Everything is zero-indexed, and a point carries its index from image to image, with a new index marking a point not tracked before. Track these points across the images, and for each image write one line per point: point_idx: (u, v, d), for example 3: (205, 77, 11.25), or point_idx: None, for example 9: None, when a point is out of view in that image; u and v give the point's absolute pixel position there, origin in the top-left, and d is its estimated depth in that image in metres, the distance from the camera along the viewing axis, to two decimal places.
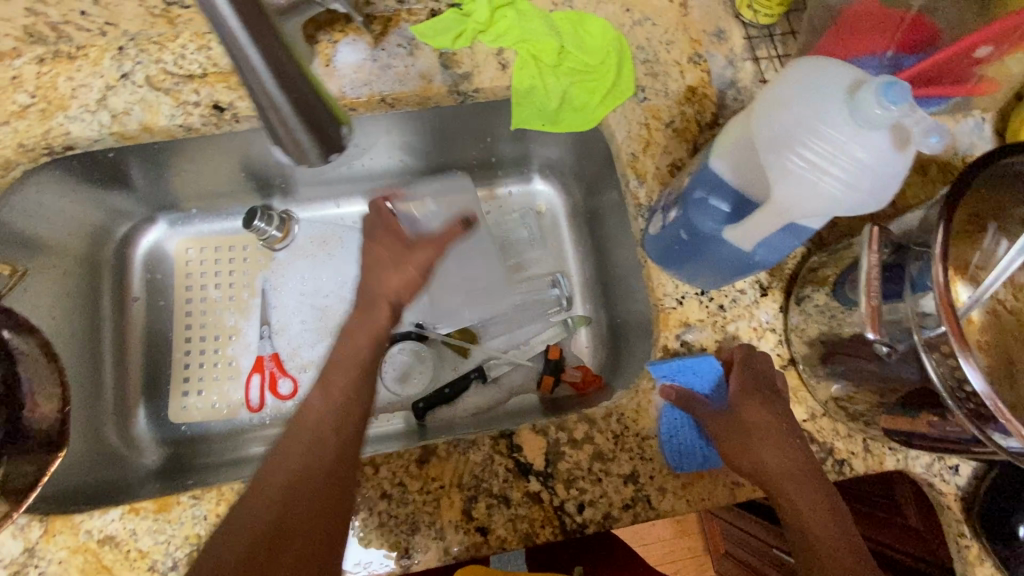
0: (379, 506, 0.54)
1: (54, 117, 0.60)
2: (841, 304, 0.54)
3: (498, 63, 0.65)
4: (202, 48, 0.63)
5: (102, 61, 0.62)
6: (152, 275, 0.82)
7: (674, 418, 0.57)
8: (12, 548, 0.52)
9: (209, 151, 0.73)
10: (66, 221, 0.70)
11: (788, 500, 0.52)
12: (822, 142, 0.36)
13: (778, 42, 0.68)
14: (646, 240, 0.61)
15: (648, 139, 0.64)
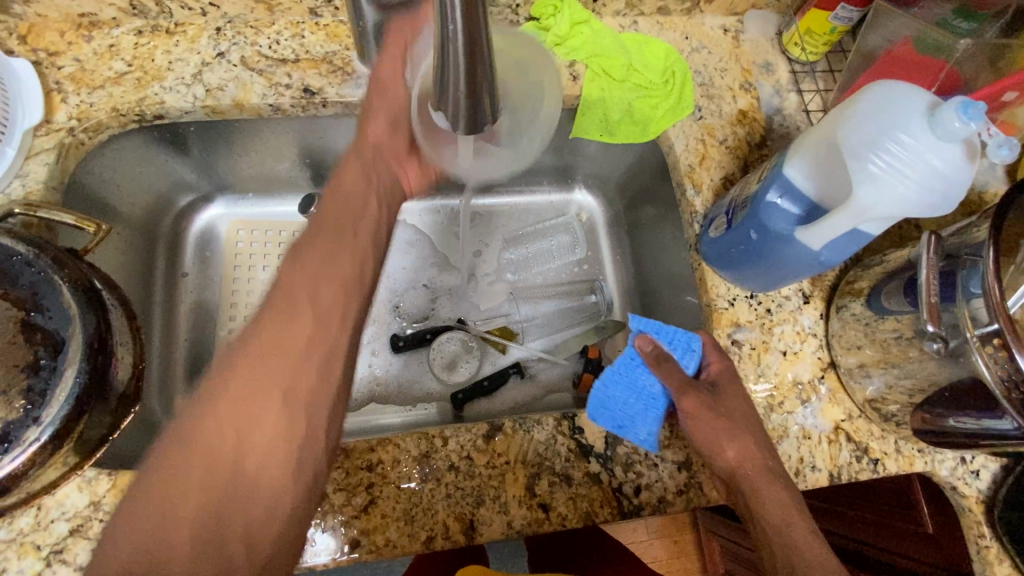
0: (446, 478, 0.56)
1: (150, 86, 0.63)
2: (874, 313, 0.60)
3: (570, 74, 0.71)
4: (296, 35, 0.67)
5: (199, 39, 0.65)
6: (203, 252, 0.83)
7: (631, 360, 0.61)
8: (77, 501, 0.51)
9: (280, 137, 0.75)
10: (133, 188, 0.71)
11: (765, 507, 0.53)
12: (905, 152, 0.42)
13: (820, 77, 0.75)
14: (701, 243, 0.65)
15: (704, 153, 0.69)
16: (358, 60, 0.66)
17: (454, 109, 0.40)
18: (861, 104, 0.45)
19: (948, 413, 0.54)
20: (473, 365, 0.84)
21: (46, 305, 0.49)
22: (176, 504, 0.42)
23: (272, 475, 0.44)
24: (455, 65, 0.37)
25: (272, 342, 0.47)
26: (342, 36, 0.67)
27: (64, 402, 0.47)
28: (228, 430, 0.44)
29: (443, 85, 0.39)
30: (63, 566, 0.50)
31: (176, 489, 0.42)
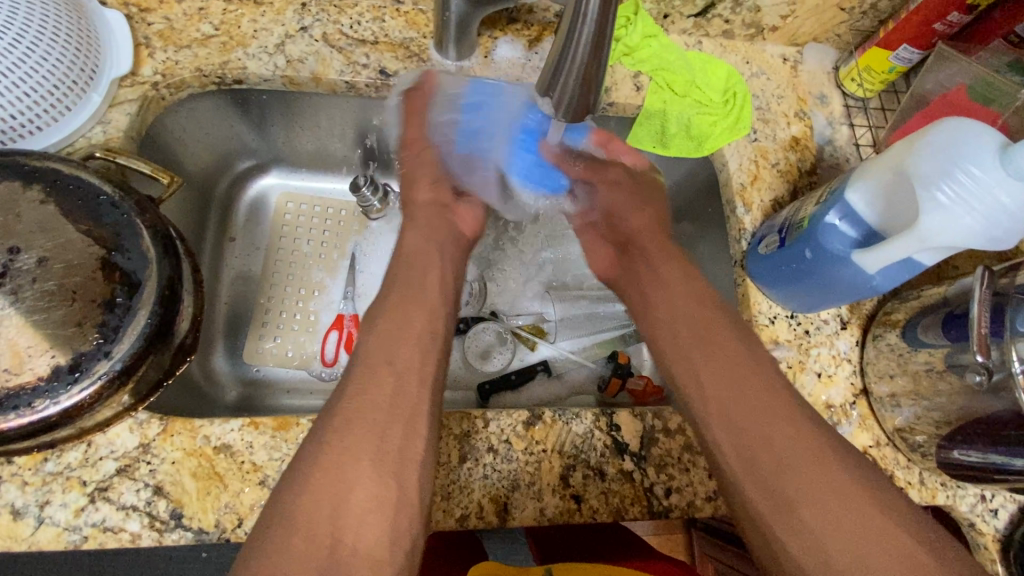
0: (485, 459, 0.57)
1: (234, 52, 0.65)
2: (909, 345, 0.62)
3: (633, 84, 0.73)
4: (376, 18, 0.69)
5: (285, 12, 0.67)
6: (252, 219, 0.85)
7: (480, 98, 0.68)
8: (127, 442, 0.52)
9: (343, 115, 0.76)
10: (203, 145, 0.74)
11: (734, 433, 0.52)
12: (973, 186, 0.44)
13: (872, 114, 0.77)
14: (749, 259, 0.67)
15: (756, 174, 0.72)
16: (434, 49, 0.69)
17: (564, 99, 0.48)
18: (934, 136, 0.47)
19: (953, 446, 0.58)
20: (503, 357, 0.86)
21: (125, 246, 0.50)
22: (295, 541, 0.43)
23: (387, 504, 0.47)
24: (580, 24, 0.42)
25: (363, 380, 0.52)
26: (421, 24, 0.69)
27: (135, 338, 0.48)
28: (337, 465, 0.47)
29: (558, 71, 0.46)
30: (106, 504, 0.50)
31: (306, 532, 0.44)
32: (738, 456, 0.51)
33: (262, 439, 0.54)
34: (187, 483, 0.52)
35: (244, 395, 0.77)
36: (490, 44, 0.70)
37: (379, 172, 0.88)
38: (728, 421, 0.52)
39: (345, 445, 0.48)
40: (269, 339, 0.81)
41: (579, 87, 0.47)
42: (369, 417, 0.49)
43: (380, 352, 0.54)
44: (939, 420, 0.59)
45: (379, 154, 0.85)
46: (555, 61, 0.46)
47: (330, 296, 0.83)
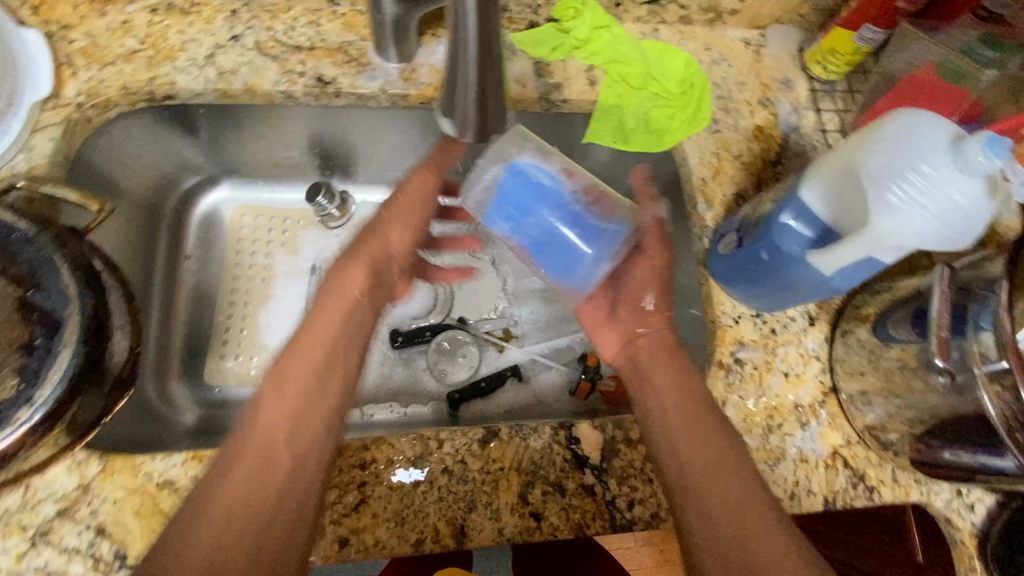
0: (439, 480, 0.55)
1: (161, 66, 0.62)
2: (880, 340, 0.60)
3: (587, 78, 0.70)
4: (312, 23, 0.66)
5: (214, 21, 0.64)
6: (206, 235, 0.82)
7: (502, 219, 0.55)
8: (66, 483, 0.51)
9: (289, 123, 0.73)
10: (143, 163, 0.71)
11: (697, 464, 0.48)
12: (926, 183, 0.41)
13: (840, 97, 0.74)
14: (710, 259, 0.65)
15: (719, 167, 0.69)
16: (375, 52, 0.65)
17: (464, 124, 0.54)
18: (885, 131, 0.44)
19: (944, 446, 0.54)
20: (472, 363, 0.84)
21: (45, 285, 0.48)
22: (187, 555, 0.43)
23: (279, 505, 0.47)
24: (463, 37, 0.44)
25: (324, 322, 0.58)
26: (360, 26, 0.66)
27: (57, 382, 0.46)
28: (214, 532, 0.44)
29: (454, 96, 0.51)
30: (47, 548, 0.50)
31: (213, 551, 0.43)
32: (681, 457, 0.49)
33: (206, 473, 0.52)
34: (129, 522, 0.51)
35: (206, 417, 0.76)
36: (433, 43, 0.67)
37: (335, 179, 0.86)
38: (681, 422, 0.51)
39: (250, 459, 0.48)
40: (231, 358, 0.79)
41: (477, 108, 0.52)
42: (283, 442, 0.50)
43: (268, 401, 0.52)
44: (908, 419, 0.57)
45: (332, 161, 0.82)
46: (450, 88, 0.51)
47: (290, 310, 0.81)
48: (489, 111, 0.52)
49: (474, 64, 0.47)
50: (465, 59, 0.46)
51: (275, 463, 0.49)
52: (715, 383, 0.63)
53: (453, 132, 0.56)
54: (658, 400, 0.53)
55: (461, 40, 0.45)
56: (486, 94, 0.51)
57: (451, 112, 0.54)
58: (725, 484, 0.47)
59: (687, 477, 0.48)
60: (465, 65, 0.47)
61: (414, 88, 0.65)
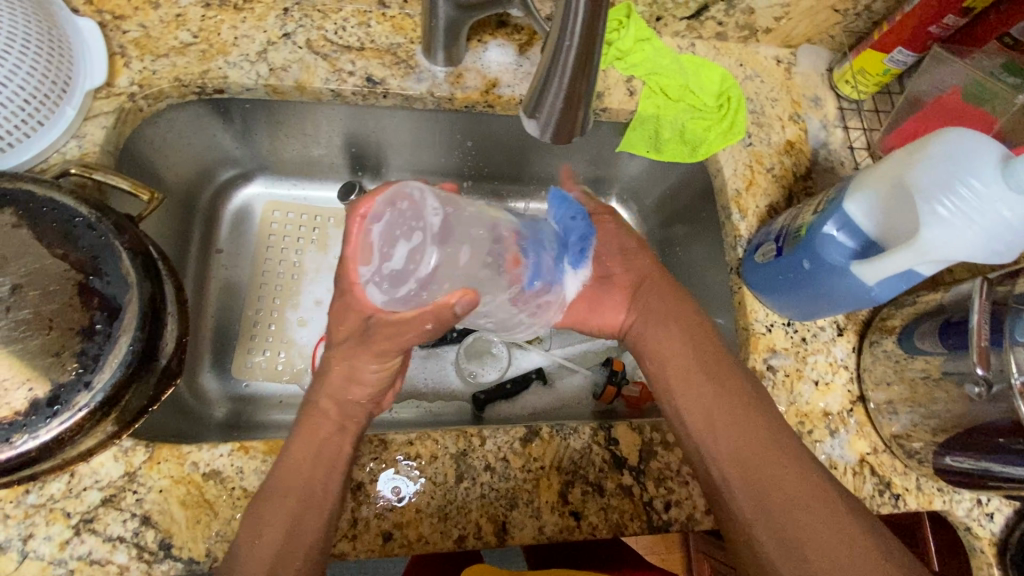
0: (482, 478, 0.56)
1: (214, 60, 0.63)
2: (905, 352, 0.61)
3: (626, 89, 0.72)
4: (362, 24, 0.67)
5: (267, 18, 0.65)
6: (238, 229, 0.83)
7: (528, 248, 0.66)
8: (112, 471, 0.50)
9: (330, 120, 0.74)
10: (184, 154, 0.71)
11: (732, 447, 0.54)
12: (977, 199, 0.43)
13: (866, 116, 0.76)
14: (744, 267, 0.67)
15: (752, 179, 0.71)
16: (423, 54, 0.67)
17: (550, 121, 0.52)
18: (934, 149, 0.46)
19: (946, 452, 0.58)
20: (498, 365, 0.84)
21: (104, 270, 0.49)
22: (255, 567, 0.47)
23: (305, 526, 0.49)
24: (571, 23, 0.42)
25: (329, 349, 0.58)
26: (409, 28, 0.68)
27: (116, 367, 0.47)
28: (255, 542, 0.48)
29: (545, 91, 0.50)
30: (92, 536, 0.49)
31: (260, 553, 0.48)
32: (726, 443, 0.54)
33: (253, 464, 0.52)
34: (175, 512, 0.50)
35: (233, 411, 0.75)
36: (480, 48, 0.68)
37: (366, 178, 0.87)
38: (710, 412, 0.56)
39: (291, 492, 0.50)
40: (258, 352, 0.79)
41: (566, 108, 0.50)
42: (309, 477, 0.51)
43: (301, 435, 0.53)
44: (934, 427, 0.59)
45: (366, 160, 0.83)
46: (542, 82, 0.49)
47: (321, 306, 0.82)
48: (577, 111, 0.51)
49: (576, 61, 0.45)
50: (567, 53, 0.45)
51: (302, 492, 0.50)
52: None
53: (534, 131, 0.54)
54: (685, 390, 0.58)
55: (566, 35, 0.43)
56: (580, 93, 0.49)
57: (538, 110, 0.52)
58: (788, 473, 0.52)
59: (719, 452, 0.54)
60: (565, 59, 0.45)
61: (461, 91, 0.67)
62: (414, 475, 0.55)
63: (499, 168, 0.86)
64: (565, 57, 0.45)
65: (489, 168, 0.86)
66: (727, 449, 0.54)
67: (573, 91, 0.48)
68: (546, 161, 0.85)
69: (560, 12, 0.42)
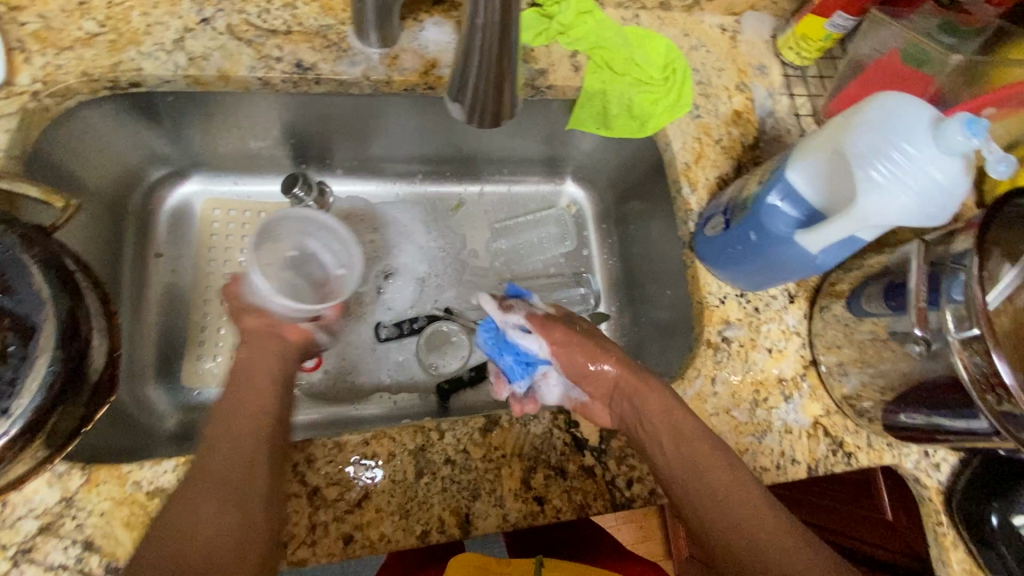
0: (442, 471, 0.55)
1: (125, 51, 0.59)
2: (853, 315, 0.63)
3: (571, 65, 0.70)
4: (287, 6, 0.63)
5: (181, 3, 0.61)
6: (176, 230, 0.78)
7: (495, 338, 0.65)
8: (47, 498, 0.48)
9: (264, 111, 0.71)
10: (104, 155, 0.67)
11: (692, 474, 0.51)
12: (908, 164, 0.44)
13: (811, 82, 0.76)
14: (696, 241, 0.67)
15: (700, 152, 0.70)
16: (355, 36, 0.64)
17: (478, 103, 0.50)
18: (868, 115, 0.46)
19: (899, 410, 0.60)
20: (460, 354, 0.83)
21: (14, 287, 0.45)
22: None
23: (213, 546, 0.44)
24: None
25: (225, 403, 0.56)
26: (338, 9, 0.64)
27: (36, 390, 0.44)
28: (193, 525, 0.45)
29: (467, 72, 0.48)
30: (31, 567, 0.46)
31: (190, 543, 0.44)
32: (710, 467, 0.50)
33: None
34: (120, 534, 0.48)
35: (186, 421, 0.73)
36: (416, 27, 0.65)
37: (311, 169, 0.84)
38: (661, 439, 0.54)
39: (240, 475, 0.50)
40: (209, 358, 0.76)
41: (494, 90, 0.49)
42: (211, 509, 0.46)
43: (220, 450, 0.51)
44: (881, 386, 0.61)
45: (309, 150, 0.80)
46: (462, 65, 0.48)
47: None
48: (505, 93, 0.50)
49: (502, 39, 0.44)
50: (485, 31, 0.43)
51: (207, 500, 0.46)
52: (704, 361, 0.65)
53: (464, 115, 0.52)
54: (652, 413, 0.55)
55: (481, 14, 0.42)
56: (505, 74, 0.48)
57: (463, 92, 0.50)
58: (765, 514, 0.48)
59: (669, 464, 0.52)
60: (483, 38, 0.44)
61: (398, 74, 0.64)
62: (371, 473, 0.54)
63: (451, 151, 0.84)
64: (493, 36, 0.43)
65: (439, 151, 0.84)
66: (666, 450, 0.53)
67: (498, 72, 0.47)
68: (497, 142, 0.83)
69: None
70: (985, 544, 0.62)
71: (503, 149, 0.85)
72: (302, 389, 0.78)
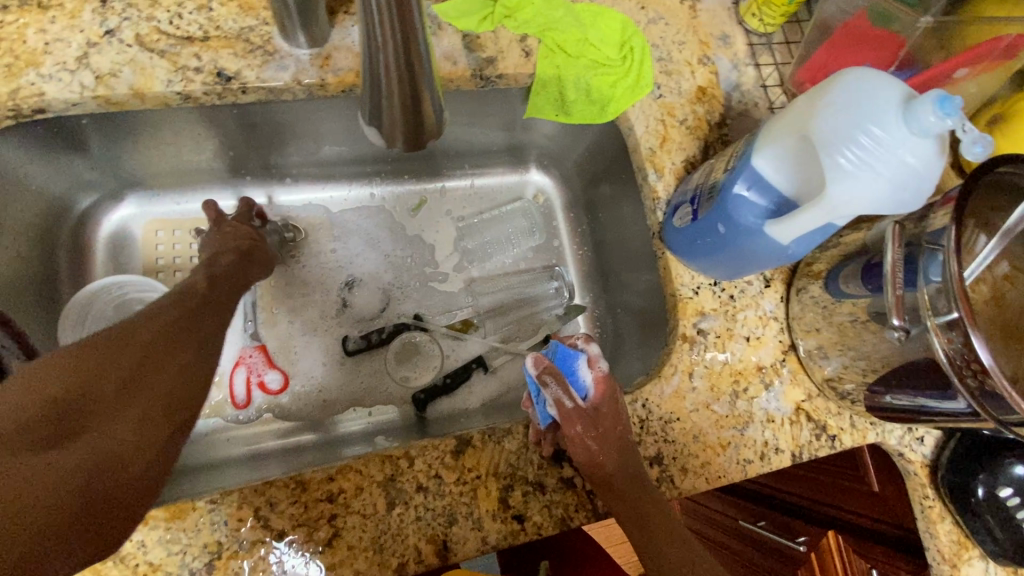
0: (415, 499, 0.53)
1: (24, 75, 0.53)
2: (832, 296, 0.61)
3: (521, 50, 0.65)
4: (201, 8, 0.57)
5: (81, 14, 0.55)
6: (117, 258, 0.73)
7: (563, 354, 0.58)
8: None
9: (195, 123, 0.65)
10: (20, 188, 0.61)
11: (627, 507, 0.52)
12: (879, 149, 0.40)
13: (777, 49, 0.72)
14: (666, 231, 0.63)
15: (665, 135, 0.66)
16: (280, 37, 0.58)
17: (392, 128, 0.52)
18: (834, 96, 0.43)
19: (884, 391, 0.57)
20: (434, 363, 0.80)
21: None
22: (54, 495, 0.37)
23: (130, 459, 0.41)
24: None
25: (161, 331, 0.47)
26: (259, 7, 0.58)
27: None
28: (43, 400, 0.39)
29: (378, 99, 0.50)
30: None
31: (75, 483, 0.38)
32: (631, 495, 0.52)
33: (156, 535, 0.48)
34: None
35: None
36: (347, 22, 0.60)
37: (259, 179, 0.79)
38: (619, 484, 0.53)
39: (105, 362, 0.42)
40: None
41: (406, 110, 0.50)
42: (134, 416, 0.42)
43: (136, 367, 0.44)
44: (862, 369, 0.59)
45: (253, 160, 0.75)
46: (372, 91, 0.49)
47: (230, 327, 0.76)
48: None
49: None
50: (387, 51, 0.44)
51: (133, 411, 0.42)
52: (681, 356, 0.62)
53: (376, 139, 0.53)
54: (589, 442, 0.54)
55: (376, 32, 0.43)
56: None
57: (379, 117, 0.52)
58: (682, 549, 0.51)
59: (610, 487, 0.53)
60: (386, 55, 0.45)
61: (332, 75, 0.59)
62: (338, 512, 0.51)
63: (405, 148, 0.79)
64: None
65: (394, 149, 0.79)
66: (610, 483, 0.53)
67: None
68: (453, 135, 0.79)
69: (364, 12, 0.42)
70: (971, 516, 0.62)
71: (461, 142, 0.81)
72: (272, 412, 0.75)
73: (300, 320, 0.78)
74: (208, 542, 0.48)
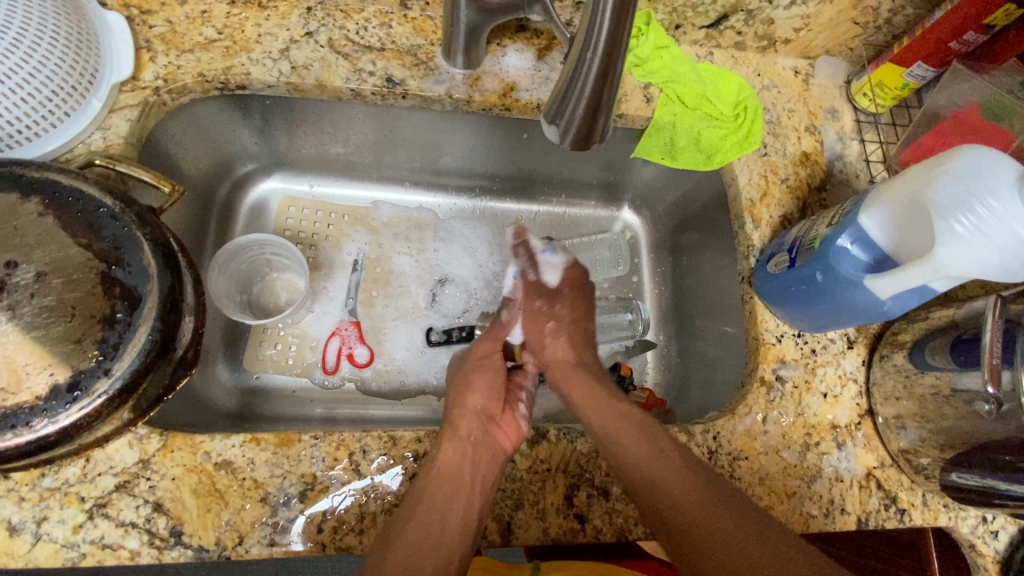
0: (489, 477, 0.57)
1: (237, 57, 0.64)
2: (915, 367, 0.61)
3: (643, 96, 0.72)
4: (383, 25, 0.68)
5: (290, 16, 0.67)
6: (254, 223, 0.84)
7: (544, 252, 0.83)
8: (127, 457, 0.52)
9: (350, 119, 0.75)
10: (201, 147, 0.72)
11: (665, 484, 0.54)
12: (992, 218, 0.43)
13: (883, 129, 0.76)
14: (757, 277, 0.67)
15: (766, 190, 0.71)
16: (442, 56, 0.68)
17: (571, 127, 0.52)
18: (950, 167, 0.46)
19: (951, 468, 0.58)
20: None
21: (127, 260, 0.50)
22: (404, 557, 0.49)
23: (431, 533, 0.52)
24: (599, 31, 0.43)
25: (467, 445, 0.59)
26: (429, 30, 0.68)
27: (135, 356, 0.48)
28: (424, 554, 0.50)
29: (567, 98, 0.50)
30: (104, 521, 0.50)
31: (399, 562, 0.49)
32: (665, 474, 0.54)
33: (264, 455, 0.54)
34: (187, 500, 0.52)
35: (243, 402, 0.76)
36: (498, 52, 0.69)
37: (383, 177, 0.88)
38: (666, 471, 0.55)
39: (435, 508, 0.53)
40: (270, 345, 0.80)
41: (587, 117, 0.51)
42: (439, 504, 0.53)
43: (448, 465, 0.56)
44: (942, 443, 0.59)
45: (385, 159, 0.84)
46: (566, 87, 0.49)
47: (333, 300, 0.83)
48: (598, 118, 0.51)
49: (600, 69, 0.46)
50: (590, 63, 0.46)
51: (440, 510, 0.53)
52: (756, 398, 0.64)
53: (554, 137, 0.55)
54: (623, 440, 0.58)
55: (591, 47, 0.44)
56: (604, 101, 0.49)
57: (558, 117, 0.53)
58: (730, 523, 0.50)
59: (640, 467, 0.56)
60: (587, 69, 0.46)
61: (479, 94, 0.68)
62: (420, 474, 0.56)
63: (517, 170, 0.87)
64: (586, 66, 0.46)
65: (507, 170, 0.87)
66: (639, 463, 0.56)
67: (595, 98, 0.48)
68: (563, 164, 0.86)
69: (586, 22, 0.43)
70: None
71: (567, 172, 0.88)
72: (354, 384, 0.81)
73: (394, 306, 0.85)
74: (305, 473, 0.54)
